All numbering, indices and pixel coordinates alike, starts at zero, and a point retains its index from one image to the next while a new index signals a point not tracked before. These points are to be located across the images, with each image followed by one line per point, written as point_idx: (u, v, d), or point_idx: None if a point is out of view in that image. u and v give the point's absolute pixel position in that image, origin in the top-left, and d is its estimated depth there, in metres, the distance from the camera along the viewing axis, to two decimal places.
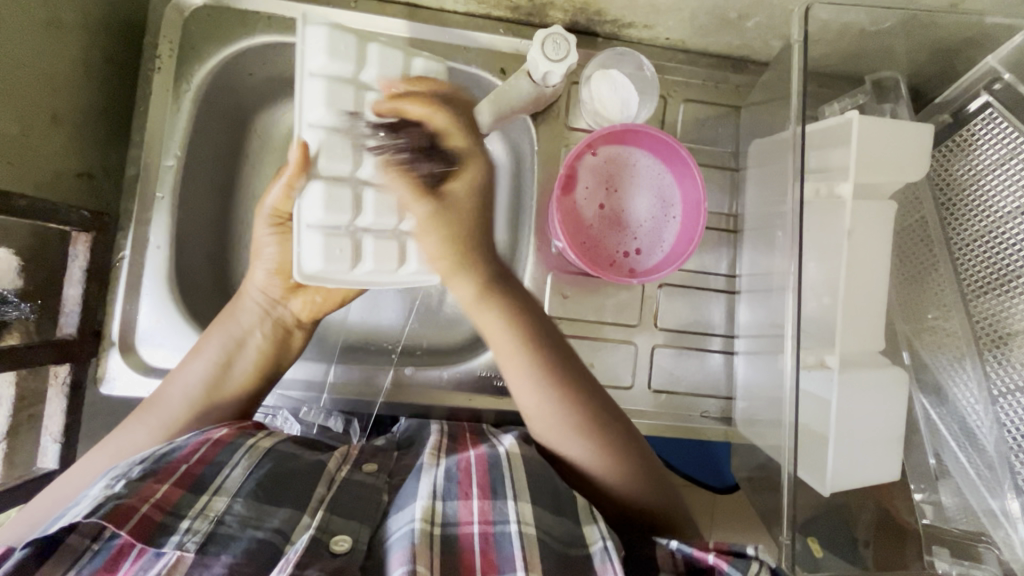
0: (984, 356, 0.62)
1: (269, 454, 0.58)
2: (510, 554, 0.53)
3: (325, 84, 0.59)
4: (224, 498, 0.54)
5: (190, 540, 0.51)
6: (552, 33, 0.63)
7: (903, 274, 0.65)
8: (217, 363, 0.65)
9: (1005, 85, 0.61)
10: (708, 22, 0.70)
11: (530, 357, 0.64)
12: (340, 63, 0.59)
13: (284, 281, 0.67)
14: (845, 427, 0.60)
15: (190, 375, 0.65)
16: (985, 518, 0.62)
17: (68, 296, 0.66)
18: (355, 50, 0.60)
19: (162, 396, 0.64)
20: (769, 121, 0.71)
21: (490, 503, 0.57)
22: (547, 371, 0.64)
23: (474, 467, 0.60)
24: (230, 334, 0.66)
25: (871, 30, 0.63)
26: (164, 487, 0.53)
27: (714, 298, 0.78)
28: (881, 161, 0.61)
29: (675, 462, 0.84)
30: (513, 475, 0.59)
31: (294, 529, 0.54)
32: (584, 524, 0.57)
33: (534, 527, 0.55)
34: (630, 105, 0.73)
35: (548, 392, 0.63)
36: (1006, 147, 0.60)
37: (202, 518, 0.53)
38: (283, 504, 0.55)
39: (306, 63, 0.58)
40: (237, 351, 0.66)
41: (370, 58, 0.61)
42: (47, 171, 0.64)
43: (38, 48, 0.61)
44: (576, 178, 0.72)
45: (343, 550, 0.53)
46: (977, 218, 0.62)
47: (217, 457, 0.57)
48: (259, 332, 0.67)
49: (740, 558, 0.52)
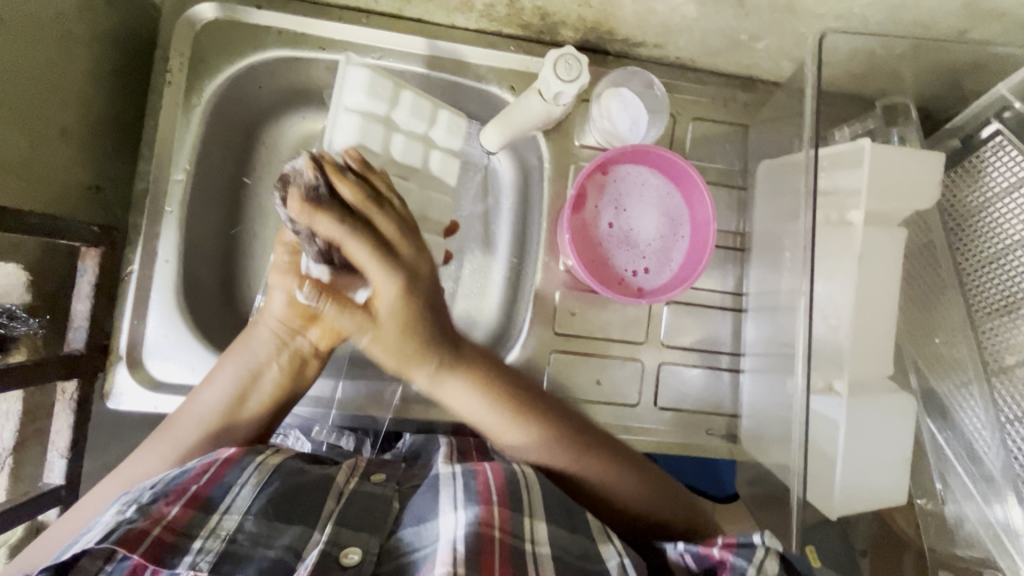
0: (991, 382, 0.62)
1: (277, 471, 0.58)
2: (524, 570, 0.53)
3: (359, 118, 0.66)
4: (234, 517, 0.54)
5: (203, 560, 0.51)
6: (563, 54, 0.64)
7: (911, 299, 0.65)
8: (232, 391, 0.64)
9: (1015, 113, 0.61)
10: (718, 43, 0.71)
11: (500, 406, 0.65)
12: (375, 101, 0.66)
13: (302, 310, 0.65)
14: (853, 450, 0.60)
15: (205, 402, 0.64)
16: (991, 542, 0.62)
17: (77, 312, 0.65)
18: (390, 92, 0.67)
19: (174, 422, 0.63)
20: (778, 142, 0.71)
21: (508, 513, 0.56)
22: (519, 419, 0.65)
23: (492, 479, 0.58)
24: (245, 363, 0.65)
25: (881, 55, 0.63)
26: (175, 509, 0.53)
27: (721, 316, 0.78)
28: (891, 185, 0.61)
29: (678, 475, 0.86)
30: (529, 490, 0.58)
31: (306, 546, 0.53)
32: (600, 543, 0.57)
33: (548, 547, 0.55)
34: (639, 123, 0.72)
35: (523, 424, 0.65)
36: (1014, 175, 0.60)
37: (214, 537, 0.52)
38: (294, 521, 0.55)
39: (343, 98, 0.66)
40: (251, 381, 0.65)
41: (403, 102, 0.68)
42: (56, 185, 0.64)
43: (50, 63, 0.61)
44: (586, 197, 0.73)
45: (353, 562, 0.53)
46: (985, 243, 0.62)
47: (226, 476, 0.56)
48: (275, 360, 0.65)
49: (747, 547, 0.52)
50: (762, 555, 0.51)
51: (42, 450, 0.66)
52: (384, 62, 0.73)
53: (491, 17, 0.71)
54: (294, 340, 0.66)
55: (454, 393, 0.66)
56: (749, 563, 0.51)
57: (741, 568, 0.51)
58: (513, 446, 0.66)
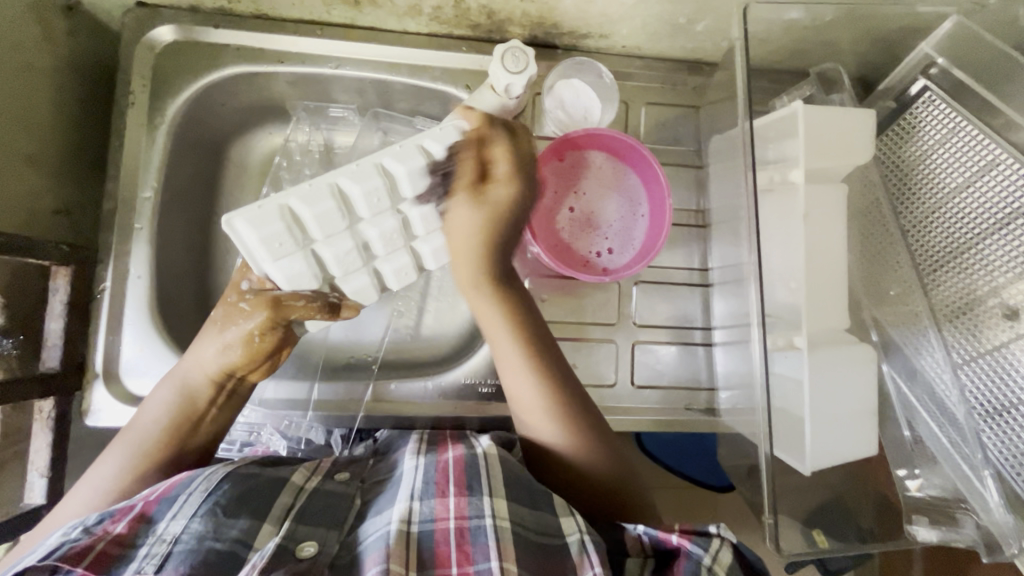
0: (942, 325, 0.64)
1: (226, 476, 0.57)
2: (484, 543, 0.55)
3: (249, 228, 0.56)
4: (179, 521, 0.54)
5: (148, 565, 0.51)
6: (510, 48, 0.67)
7: (863, 253, 0.68)
8: (169, 429, 0.63)
9: (940, 69, 0.65)
10: (660, 28, 0.73)
11: (519, 348, 0.68)
12: (268, 228, 0.57)
13: (240, 355, 0.64)
14: (821, 406, 0.61)
15: (144, 433, 0.63)
16: (961, 483, 0.63)
17: (51, 330, 0.66)
18: (286, 232, 0.58)
19: (131, 426, 0.64)
20: (724, 118, 0.74)
21: (467, 499, 0.58)
22: (539, 371, 0.67)
23: (453, 467, 0.61)
24: (181, 403, 0.64)
25: (813, 26, 0.66)
26: (120, 526, 0.54)
27: (690, 293, 0.80)
28: (831, 148, 0.63)
29: (680, 468, 0.93)
30: (491, 476, 0.60)
31: (256, 537, 0.55)
32: (562, 516, 0.59)
33: (508, 520, 0.57)
34: (593, 112, 0.75)
35: (536, 377, 0.67)
36: (947, 126, 0.63)
37: (159, 543, 0.52)
38: (244, 515, 0.56)
39: (257, 254, 0.59)
40: (184, 422, 0.64)
41: (307, 218, 0.58)
42: (24, 210, 0.65)
43: (13, 92, 0.63)
44: (544, 184, 0.75)
45: (308, 554, 0.54)
46: (927, 194, 0.65)
47: (171, 491, 0.56)
48: (213, 401, 0.65)
49: (704, 536, 0.56)
50: (717, 546, 0.56)
51: (23, 470, 0.66)
52: (341, 70, 0.76)
53: (441, 20, 0.74)
54: (228, 381, 0.65)
55: (485, 304, 0.69)
56: (705, 551, 0.55)
57: (698, 555, 0.55)
58: (520, 405, 0.68)
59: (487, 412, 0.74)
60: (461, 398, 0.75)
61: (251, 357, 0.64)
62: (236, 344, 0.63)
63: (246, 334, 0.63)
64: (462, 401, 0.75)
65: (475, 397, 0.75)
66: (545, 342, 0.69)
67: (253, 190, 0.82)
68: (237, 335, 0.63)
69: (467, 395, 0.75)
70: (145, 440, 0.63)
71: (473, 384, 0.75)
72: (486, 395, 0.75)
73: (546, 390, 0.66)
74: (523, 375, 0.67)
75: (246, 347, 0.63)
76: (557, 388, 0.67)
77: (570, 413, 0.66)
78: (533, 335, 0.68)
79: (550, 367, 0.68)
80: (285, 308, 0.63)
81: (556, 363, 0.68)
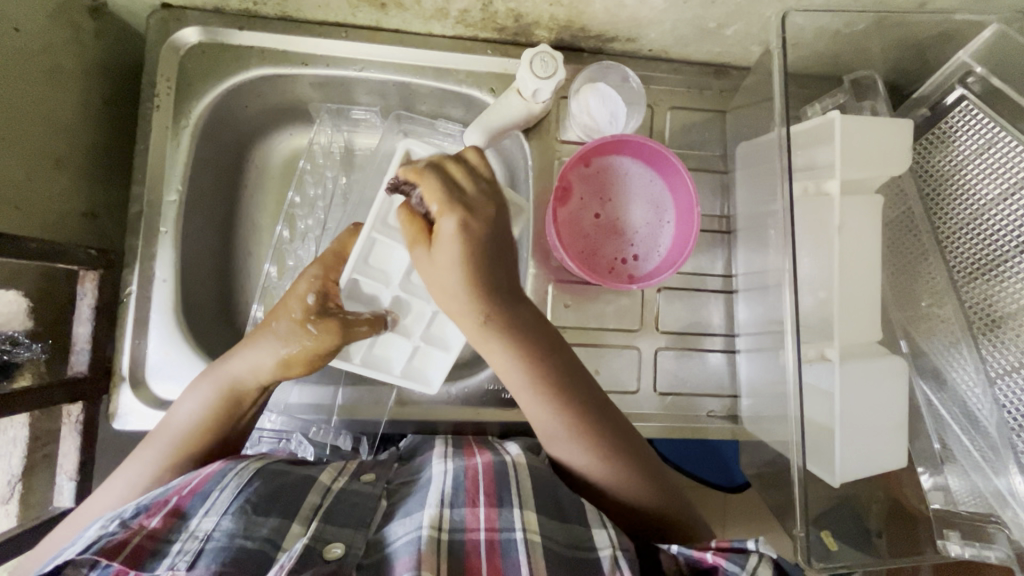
0: (977, 338, 0.64)
1: (257, 473, 0.59)
2: (516, 558, 0.55)
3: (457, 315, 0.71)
4: (211, 518, 0.54)
5: (181, 560, 0.51)
6: (538, 53, 0.65)
7: (893, 266, 0.68)
8: (206, 432, 0.63)
9: (978, 78, 0.64)
10: (689, 32, 0.73)
11: (535, 379, 0.62)
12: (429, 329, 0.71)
13: (293, 368, 0.63)
14: (851, 418, 0.61)
15: (179, 429, 0.63)
16: (994, 499, 0.64)
17: (78, 334, 0.66)
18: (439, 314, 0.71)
19: (160, 428, 0.63)
20: (752, 124, 0.73)
21: (497, 510, 0.58)
22: (555, 399, 0.62)
23: (482, 476, 0.61)
24: (224, 406, 0.63)
25: (846, 32, 0.65)
26: (155, 520, 0.54)
27: (713, 299, 0.80)
28: (865, 158, 0.63)
29: (695, 470, 0.93)
30: (519, 484, 0.61)
31: (285, 537, 0.55)
32: (593, 528, 0.59)
33: (538, 534, 0.57)
34: (618, 117, 0.75)
35: (551, 406, 0.63)
36: (983, 137, 0.63)
37: (192, 539, 0.53)
38: (273, 514, 0.56)
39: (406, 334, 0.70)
40: (231, 424, 0.64)
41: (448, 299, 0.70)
42: (52, 213, 0.65)
43: (41, 94, 0.63)
44: (571, 190, 0.75)
45: (336, 555, 0.54)
46: (963, 205, 0.64)
47: (205, 487, 0.57)
48: (257, 400, 0.65)
49: (741, 553, 0.55)
50: (755, 562, 0.54)
51: (51, 474, 0.66)
52: (366, 73, 0.75)
53: (467, 23, 0.73)
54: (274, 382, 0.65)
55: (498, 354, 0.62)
56: (742, 570, 0.53)
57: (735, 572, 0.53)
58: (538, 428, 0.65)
59: (509, 417, 0.74)
60: (484, 403, 0.75)
61: (301, 371, 0.64)
62: (294, 360, 0.62)
63: (310, 352, 0.62)
64: (485, 406, 0.75)
65: (498, 403, 0.74)
66: (552, 356, 0.63)
67: (276, 192, 0.82)
68: (302, 354, 0.62)
69: (490, 401, 0.75)
70: (180, 440, 0.63)
71: (496, 389, 0.75)
72: (508, 400, 0.75)
73: (555, 403, 0.62)
74: (540, 403, 0.63)
75: (307, 360, 0.63)
76: (581, 424, 0.63)
77: (598, 445, 0.63)
78: (553, 363, 0.63)
79: (559, 382, 0.63)
80: (355, 331, 0.63)
81: (573, 395, 0.63)
